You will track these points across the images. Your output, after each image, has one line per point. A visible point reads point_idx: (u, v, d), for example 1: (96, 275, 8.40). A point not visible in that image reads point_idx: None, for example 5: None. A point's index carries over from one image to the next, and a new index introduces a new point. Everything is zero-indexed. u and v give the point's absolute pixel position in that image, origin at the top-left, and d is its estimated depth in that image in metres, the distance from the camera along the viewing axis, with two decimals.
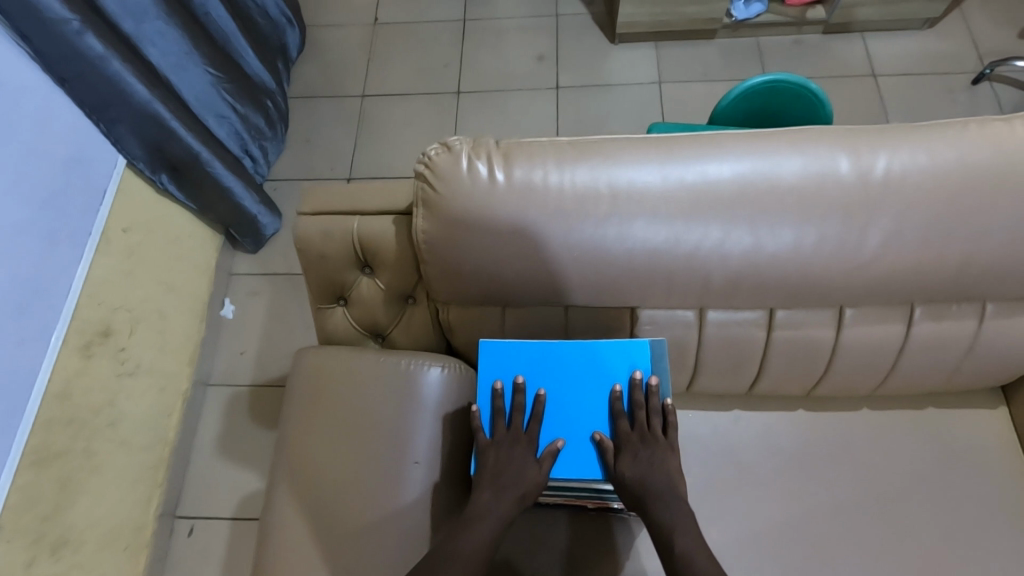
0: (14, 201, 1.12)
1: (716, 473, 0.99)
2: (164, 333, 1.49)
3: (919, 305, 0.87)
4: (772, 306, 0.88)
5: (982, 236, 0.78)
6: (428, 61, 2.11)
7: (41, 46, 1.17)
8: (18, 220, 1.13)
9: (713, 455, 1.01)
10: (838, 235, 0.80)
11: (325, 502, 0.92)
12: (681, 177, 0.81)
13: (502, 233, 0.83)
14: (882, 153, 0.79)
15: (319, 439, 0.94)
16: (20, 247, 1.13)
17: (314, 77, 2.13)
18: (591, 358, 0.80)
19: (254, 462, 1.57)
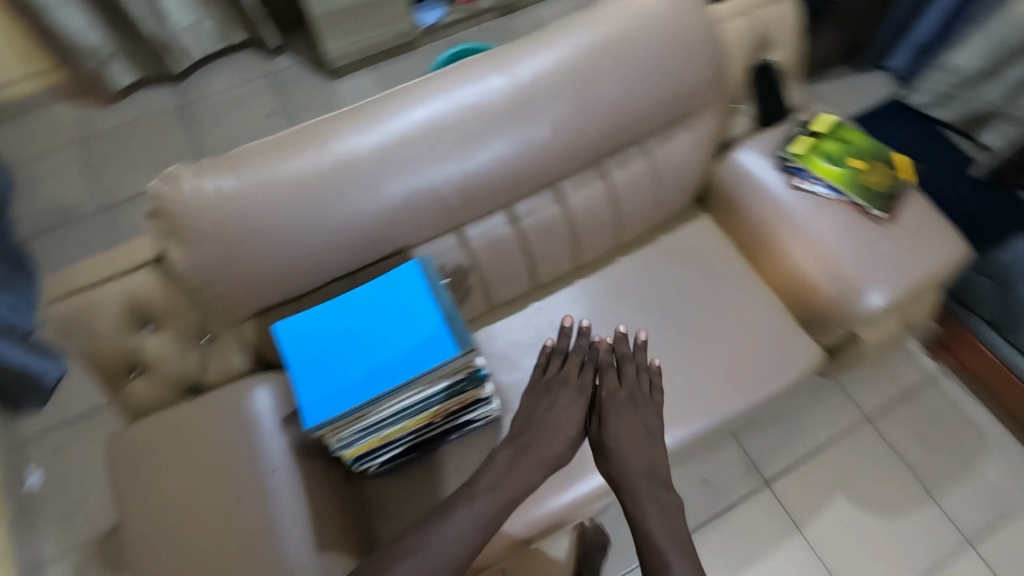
0: None
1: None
2: None
3: (604, 162, 1.12)
4: (507, 205, 1.07)
5: (612, 94, 1.05)
6: (162, 153, 2.07)
7: None
8: None
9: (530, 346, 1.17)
10: (520, 130, 1.01)
11: (195, 558, 0.87)
12: (387, 130, 0.96)
13: (254, 230, 0.90)
14: (521, 63, 1.02)
15: (167, 505, 0.91)
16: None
17: (41, 210, 1.97)
18: (380, 294, 0.88)
19: None
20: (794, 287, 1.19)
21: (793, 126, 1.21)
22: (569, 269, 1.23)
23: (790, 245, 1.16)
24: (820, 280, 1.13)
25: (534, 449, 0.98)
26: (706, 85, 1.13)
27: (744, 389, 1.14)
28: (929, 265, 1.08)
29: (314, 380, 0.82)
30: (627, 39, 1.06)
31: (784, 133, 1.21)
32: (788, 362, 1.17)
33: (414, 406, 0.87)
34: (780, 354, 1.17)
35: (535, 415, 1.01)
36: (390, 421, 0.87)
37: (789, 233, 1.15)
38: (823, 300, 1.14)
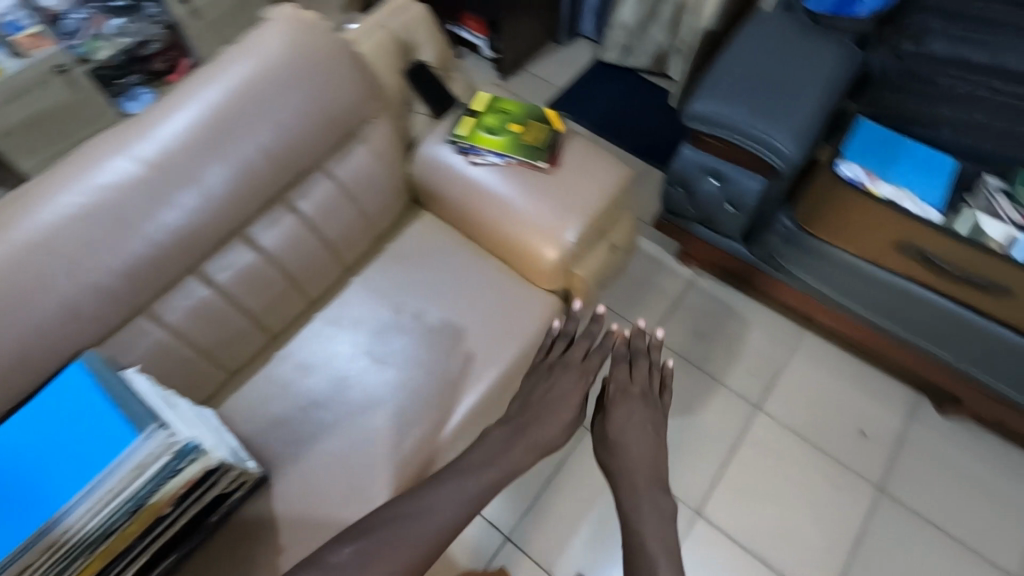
0: None
1: (293, 405, 1.15)
2: None
3: (286, 198, 1.14)
4: (195, 270, 1.05)
5: (260, 134, 1.06)
6: None
7: None
8: None
9: (284, 389, 1.16)
10: (171, 196, 0.98)
11: None
12: (9, 242, 0.88)
13: None
14: (149, 129, 0.99)
15: None
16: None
17: None
18: (46, 409, 0.83)
19: None
20: (507, 252, 1.27)
21: (456, 113, 1.30)
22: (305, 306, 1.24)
23: (490, 214, 1.24)
24: (522, 235, 1.22)
25: (533, 427, 1.03)
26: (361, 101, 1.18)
27: (491, 358, 1.21)
28: (599, 197, 1.23)
29: None
30: (260, 78, 1.07)
31: (451, 117, 1.31)
32: (526, 319, 1.25)
33: (122, 511, 0.81)
34: (517, 316, 1.25)
35: (535, 395, 1.08)
36: (100, 534, 0.81)
37: (487, 203, 1.24)
38: (531, 255, 1.23)
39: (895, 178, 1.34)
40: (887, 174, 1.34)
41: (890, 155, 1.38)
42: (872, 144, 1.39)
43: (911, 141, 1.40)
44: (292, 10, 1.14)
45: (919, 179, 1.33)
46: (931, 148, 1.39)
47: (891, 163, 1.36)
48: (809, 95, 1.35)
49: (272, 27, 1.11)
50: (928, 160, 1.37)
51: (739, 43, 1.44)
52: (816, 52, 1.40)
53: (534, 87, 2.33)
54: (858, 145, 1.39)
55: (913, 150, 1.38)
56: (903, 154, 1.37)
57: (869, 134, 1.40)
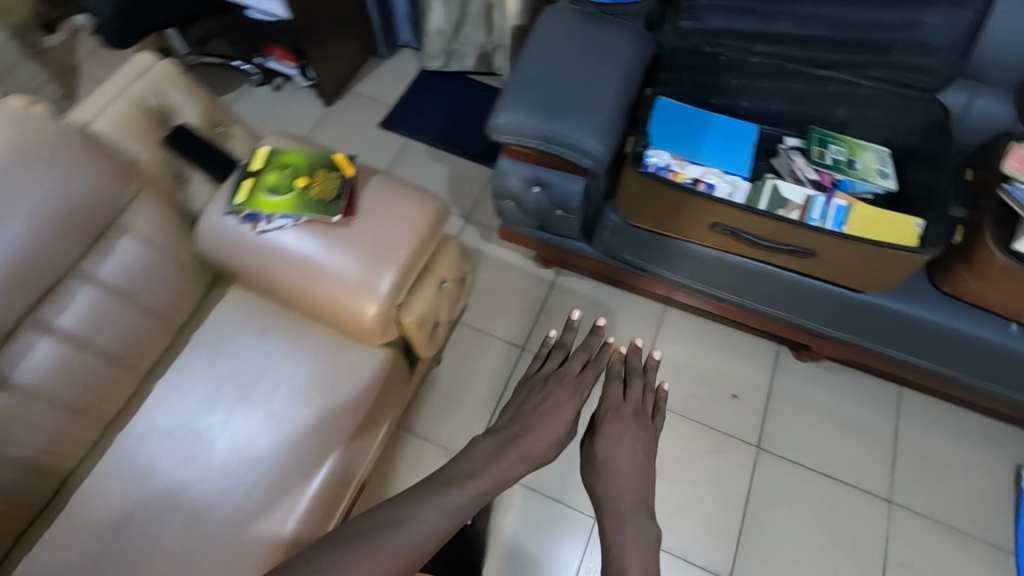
0: None
1: (101, 543, 1.00)
2: None
3: (34, 319, 0.98)
4: None
5: None
6: None
7: None
8: None
9: (104, 497, 1.04)
10: None
11: None
12: None
13: None
14: None
15: None
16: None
17: None
18: None
19: None
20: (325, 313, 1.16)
21: (235, 175, 1.16)
22: (100, 423, 1.09)
23: (294, 277, 1.12)
24: (333, 292, 1.12)
25: (529, 433, 1.06)
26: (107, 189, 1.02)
27: (329, 432, 1.11)
28: (410, 237, 1.14)
29: None
30: None
31: (229, 180, 1.16)
32: (357, 380, 1.15)
33: None
34: (347, 380, 1.15)
35: (533, 406, 1.13)
36: None
37: (288, 266, 1.12)
38: (347, 313, 1.13)
39: (701, 156, 1.34)
40: (692, 153, 1.34)
41: (691, 130, 1.37)
42: (674, 123, 1.37)
43: (706, 115, 1.41)
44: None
45: (721, 155, 1.35)
46: (726, 120, 1.42)
47: (693, 141, 1.36)
48: (606, 87, 1.34)
49: None
50: (725, 133, 1.39)
51: (532, 45, 1.41)
52: (606, 42, 1.39)
53: (364, 108, 2.20)
54: (662, 125, 1.37)
55: (710, 125, 1.39)
56: (702, 130, 1.39)
57: (670, 112, 1.38)
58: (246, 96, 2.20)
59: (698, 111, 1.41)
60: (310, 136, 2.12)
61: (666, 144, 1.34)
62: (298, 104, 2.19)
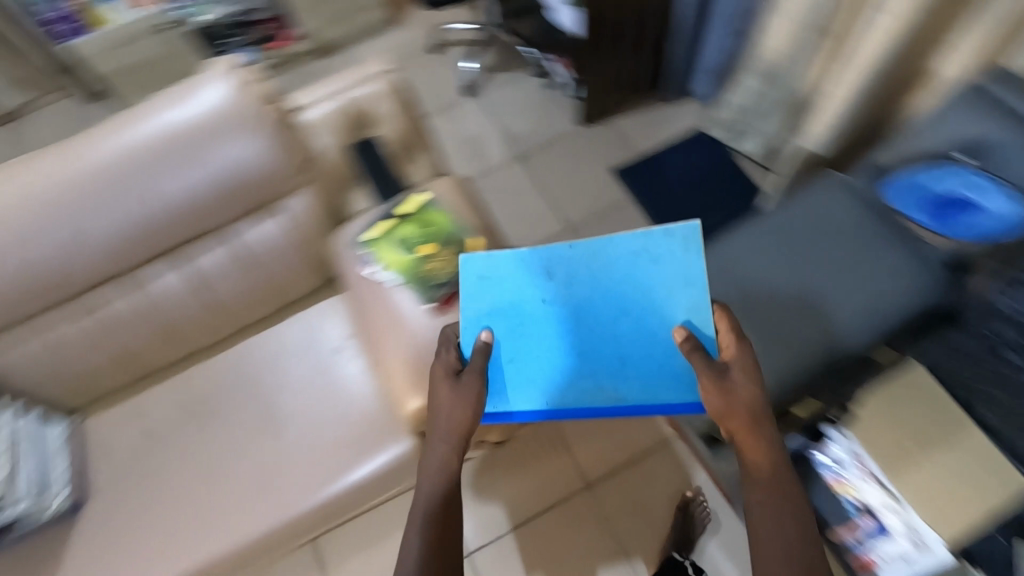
0: None
1: (242, 373, 1.24)
2: None
3: (174, 257, 1.13)
4: (71, 300, 1.10)
5: (137, 216, 1.05)
6: None
7: None
8: None
9: (297, 347, 1.25)
10: (37, 241, 1.00)
11: None
12: None
13: None
14: (25, 173, 1.00)
15: None
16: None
17: None
18: None
19: None
20: (309, 402, 1.20)
21: (385, 209, 1.14)
22: (212, 342, 1.29)
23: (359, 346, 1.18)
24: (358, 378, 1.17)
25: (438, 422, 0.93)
26: (236, 133, 1.06)
27: (387, 429, 1.16)
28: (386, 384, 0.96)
29: None
30: (156, 149, 1.03)
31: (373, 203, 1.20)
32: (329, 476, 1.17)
33: None
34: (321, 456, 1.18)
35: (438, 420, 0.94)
36: None
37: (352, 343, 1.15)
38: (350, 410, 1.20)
39: (580, 396, 0.92)
40: (551, 391, 0.94)
41: (536, 310, 0.98)
42: (502, 324, 0.97)
43: (586, 266, 0.98)
44: (229, 69, 1.07)
45: (622, 372, 0.93)
46: (623, 264, 0.97)
47: (548, 342, 0.96)
48: (835, 317, 1.15)
49: (194, 86, 1.05)
50: (615, 302, 0.96)
51: (783, 224, 1.25)
52: (868, 279, 1.17)
53: (607, 142, 2.03)
54: (476, 317, 0.98)
55: (587, 293, 0.97)
56: (535, 325, 0.97)
57: (478, 299, 0.98)
58: (518, 83, 2.19)
59: (577, 257, 0.99)
60: (551, 148, 2.05)
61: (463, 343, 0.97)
62: (553, 111, 2.11)
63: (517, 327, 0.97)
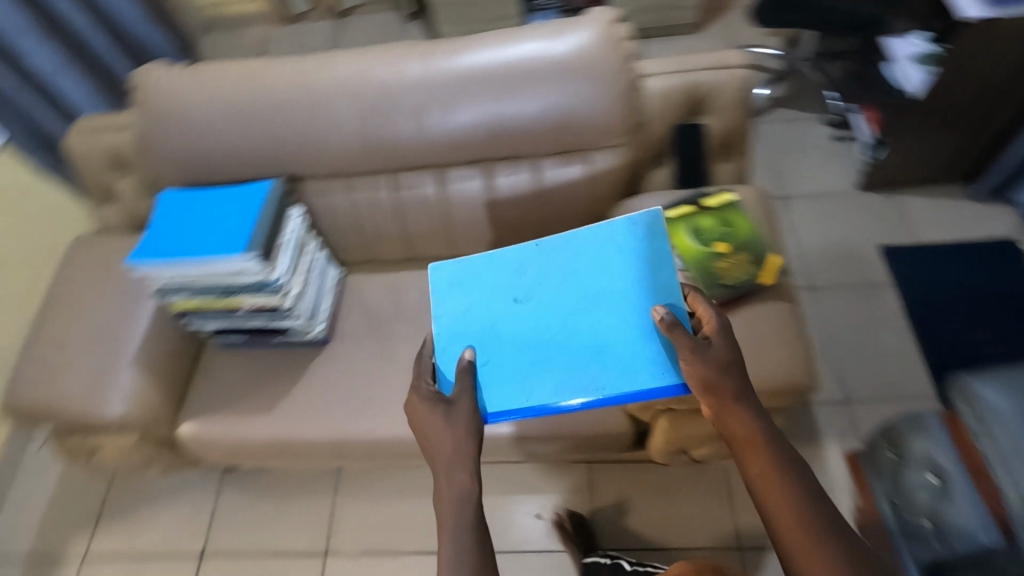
0: None
1: None
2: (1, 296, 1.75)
3: (486, 166, 1.22)
4: (392, 173, 1.24)
5: (477, 121, 1.15)
6: None
7: None
8: None
9: None
10: (399, 114, 1.15)
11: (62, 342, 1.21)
12: (310, 80, 1.17)
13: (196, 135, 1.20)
14: (417, 60, 1.15)
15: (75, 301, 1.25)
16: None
17: None
18: (228, 205, 1.11)
19: None
20: None
21: (691, 194, 1.14)
22: None
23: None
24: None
25: (434, 441, 0.87)
26: (591, 79, 1.11)
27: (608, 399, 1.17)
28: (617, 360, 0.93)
29: (176, 216, 1.11)
30: (522, 69, 1.12)
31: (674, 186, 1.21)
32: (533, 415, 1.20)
33: (234, 296, 1.12)
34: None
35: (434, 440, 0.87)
36: (205, 291, 1.11)
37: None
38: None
39: (561, 385, 0.91)
40: (533, 389, 0.92)
41: (460, 314, 1.00)
42: (473, 336, 0.98)
43: (545, 265, 1.01)
44: (611, 22, 1.13)
45: (598, 357, 0.92)
46: (566, 262, 1.01)
47: (523, 341, 0.96)
48: None
49: (575, 27, 1.12)
50: (570, 297, 0.98)
51: None
52: None
53: (887, 217, 1.84)
54: (451, 334, 0.99)
55: (547, 292, 0.99)
56: (527, 302, 0.99)
57: (446, 302, 1.01)
58: (807, 124, 2.06)
59: (530, 262, 1.02)
60: (821, 200, 1.90)
61: (445, 345, 0.98)
62: (836, 165, 1.96)
63: (452, 336, 0.98)
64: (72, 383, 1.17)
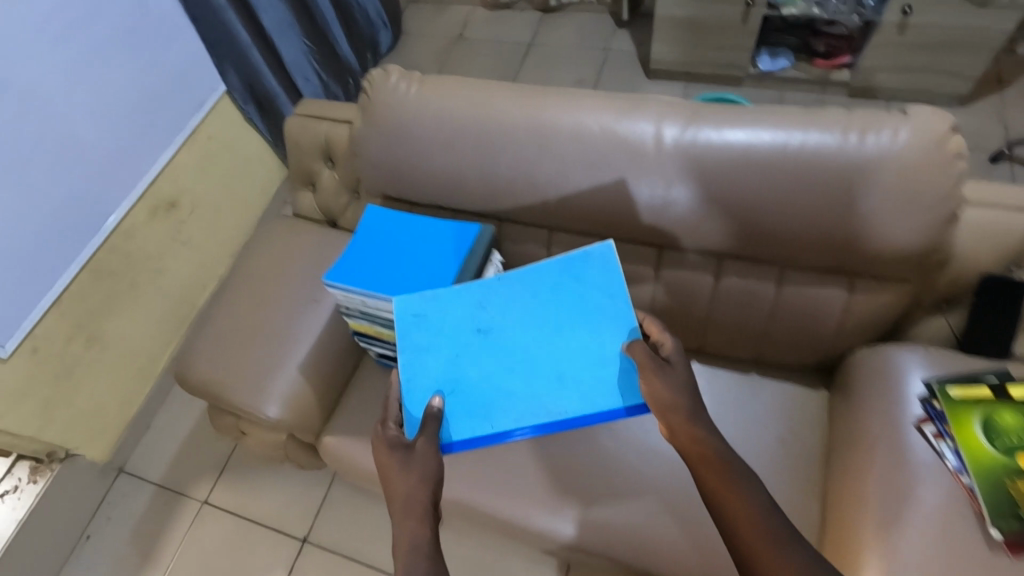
0: (114, 90, 1.53)
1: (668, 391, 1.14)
2: (193, 235, 1.85)
3: (724, 261, 1.02)
4: (604, 239, 1.10)
5: (731, 212, 0.96)
6: (509, 57, 2.51)
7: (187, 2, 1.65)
8: (117, 102, 1.55)
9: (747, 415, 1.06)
10: (637, 182, 1.00)
11: (239, 325, 1.22)
12: (551, 120, 1.03)
13: (411, 150, 1.12)
14: (682, 123, 0.98)
15: (258, 286, 1.26)
16: (86, 160, 1.51)
17: (420, 49, 2.64)
18: (431, 242, 1.05)
19: None
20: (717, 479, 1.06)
21: (986, 371, 0.90)
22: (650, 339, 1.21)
23: (830, 473, 0.97)
24: (804, 504, 0.97)
25: (393, 476, 0.84)
26: (897, 199, 0.88)
27: None
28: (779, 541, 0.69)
29: (379, 238, 1.07)
30: (807, 164, 0.91)
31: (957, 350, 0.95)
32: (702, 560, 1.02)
33: None
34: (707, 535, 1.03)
35: (395, 477, 0.84)
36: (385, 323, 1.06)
37: (835, 466, 0.95)
38: None
39: (523, 417, 0.92)
40: (496, 416, 0.92)
41: (417, 345, 0.95)
42: (434, 373, 0.94)
43: (506, 297, 0.98)
44: (943, 129, 0.88)
45: (558, 387, 0.92)
46: (533, 290, 0.98)
47: (485, 370, 0.95)
48: None
49: (894, 125, 0.89)
50: (536, 322, 0.97)
51: None
52: None
53: None
54: (413, 373, 0.94)
55: (510, 323, 0.97)
56: (489, 335, 0.96)
57: (413, 336, 0.96)
58: None
59: (488, 296, 0.98)
60: None
61: (411, 382, 0.94)
62: None
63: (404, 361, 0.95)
64: (239, 371, 1.17)
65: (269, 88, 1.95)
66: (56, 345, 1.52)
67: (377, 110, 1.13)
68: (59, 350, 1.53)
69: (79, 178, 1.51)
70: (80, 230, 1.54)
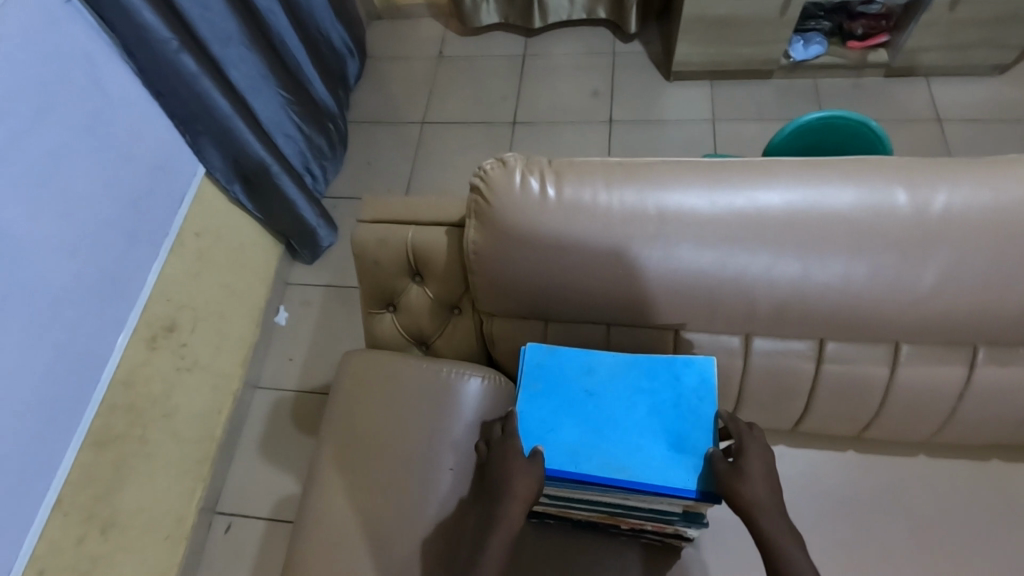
0: (76, 205, 1.16)
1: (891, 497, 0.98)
2: (200, 358, 1.48)
3: (981, 347, 0.84)
4: (822, 338, 0.86)
5: (1009, 294, 0.77)
6: (505, 72, 2.22)
7: (147, 74, 1.28)
8: (83, 220, 1.17)
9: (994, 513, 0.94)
10: (892, 273, 0.78)
11: (353, 516, 0.94)
12: (761, 206, 0.79)
13: (554, 262, 0.84)
14: (941, 189, 0.77)
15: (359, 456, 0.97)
16: (64, 305, 1.14)
17: (397, 75, 2.30)
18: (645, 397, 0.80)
19: (274, 458, 1.62)
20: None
21: None
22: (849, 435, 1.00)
23: None
24: None
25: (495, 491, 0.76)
26: None
27: None
28: None
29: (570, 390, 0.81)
30: None
31: None
32: None
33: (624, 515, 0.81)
34: None
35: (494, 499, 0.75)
36: (588, 506, 0.81)
37: None
38: None
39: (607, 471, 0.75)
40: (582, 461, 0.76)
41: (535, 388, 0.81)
42: (540, 415, 0.80)
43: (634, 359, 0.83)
44: None
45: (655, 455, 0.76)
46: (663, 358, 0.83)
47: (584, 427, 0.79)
48: None
49: None
50: (653, 395, 0.80)
51: None
52: None
53: None
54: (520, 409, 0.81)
55: (629, 385, 0.81)
56: (607, 393, 0.81)
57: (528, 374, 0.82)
58: None
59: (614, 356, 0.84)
60: None
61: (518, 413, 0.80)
62: None
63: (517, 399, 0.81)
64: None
65: (265, 159, 1.51)
66: (67, 551, 1.15)
67: (502, 215, 0.84)
68: (72, 557, 1.16)
69: (55, 333, 1.12)
70: (69, 397, 1.16)
